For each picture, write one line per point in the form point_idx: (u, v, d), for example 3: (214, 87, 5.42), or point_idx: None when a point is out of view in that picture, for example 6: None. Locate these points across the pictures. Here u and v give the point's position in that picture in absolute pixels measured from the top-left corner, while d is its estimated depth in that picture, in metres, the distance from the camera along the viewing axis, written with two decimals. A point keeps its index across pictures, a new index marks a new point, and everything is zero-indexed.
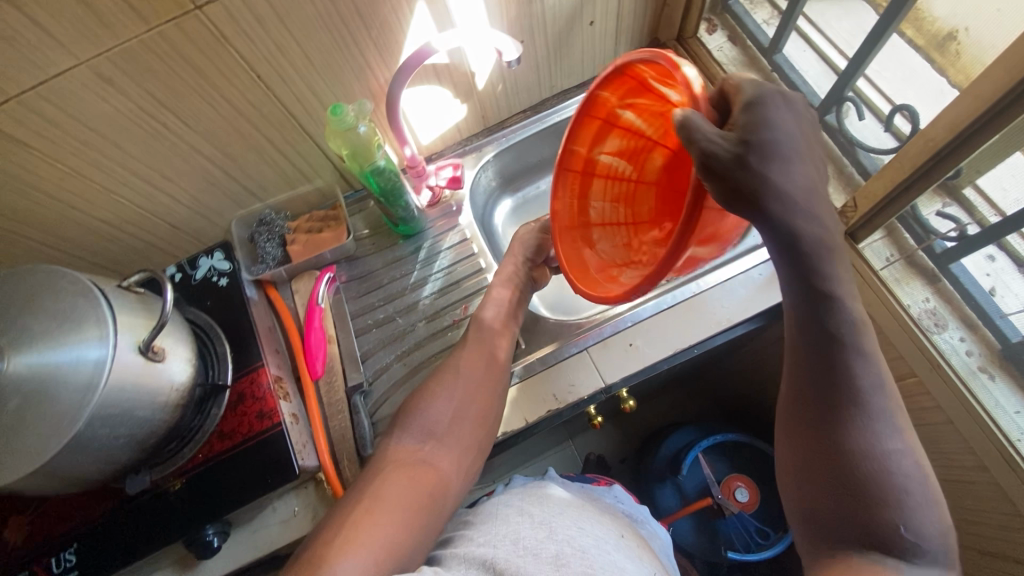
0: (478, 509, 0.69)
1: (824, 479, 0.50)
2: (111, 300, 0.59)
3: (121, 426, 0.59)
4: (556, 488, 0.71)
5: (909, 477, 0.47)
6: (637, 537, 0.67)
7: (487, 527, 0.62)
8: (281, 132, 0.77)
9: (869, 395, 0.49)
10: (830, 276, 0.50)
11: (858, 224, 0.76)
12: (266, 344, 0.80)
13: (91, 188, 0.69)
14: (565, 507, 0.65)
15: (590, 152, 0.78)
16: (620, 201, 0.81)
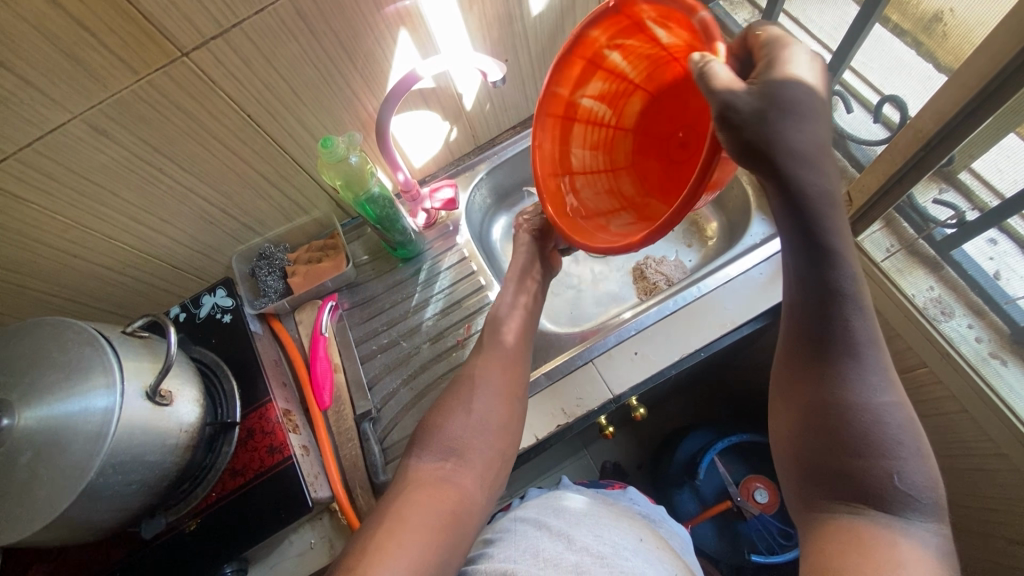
0: (496, 527, 0.68)
1: (813, 432, 0.50)
2: (118, 348, 0.60)
3: (133, 472, 0.59)
4: (571, 496, 0.71)
5: (900, 428, 0.47)
6: (657, 537, 0.66)
7: (506, 545, 0.61)
8: (275, 167, 0.78)
9: (863, 347, 0.49)
10: (843, 267, 0.49)
11: (854, 218, 0.77)
12: (273, 377, 0.80)
13: (92, 236, 0.70)
14: (580, 515, 0.64)
15: (572, 95, 0.73)
16: (598, 145, 0.79)
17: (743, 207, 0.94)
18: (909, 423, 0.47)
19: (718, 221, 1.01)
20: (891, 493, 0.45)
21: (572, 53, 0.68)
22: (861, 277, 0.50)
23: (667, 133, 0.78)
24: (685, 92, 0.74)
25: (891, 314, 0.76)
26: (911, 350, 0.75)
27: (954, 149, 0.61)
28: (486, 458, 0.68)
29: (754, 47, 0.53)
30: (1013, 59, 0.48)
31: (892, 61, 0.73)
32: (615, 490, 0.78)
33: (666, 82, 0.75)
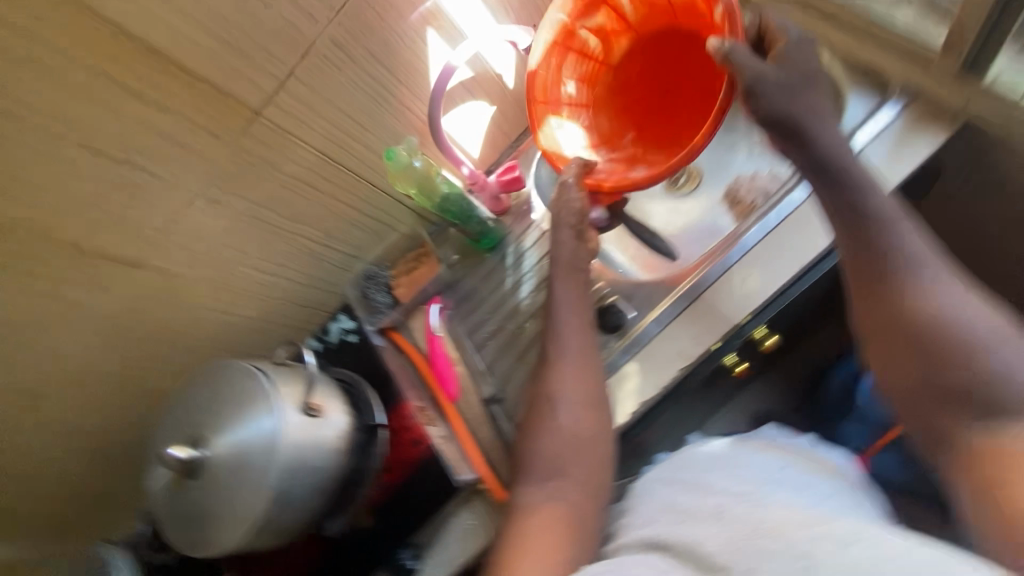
0: (630, 493, 0.68)
1: (902, 348, 0.54)
2: (271, 375, 0.69)
3: (301, 476, 0.67)
4: (700, 444, 0.68)
5: (978, 318, 0.52)
6: (806, 462, 0.62)
7: (641, 508, 0.60)
8: (356, 194, 0.85)
9: (915, 258, 0.56)
10: (865, 198, 0.60)
11: (975, 54, 0.65)
12: (403, 380, 0.88)
13: (231, 292, 0.82)
14: (710, 461, 0.62)
15: (573, 23, 0.78)
16: (586, 79, 0.83)
17: None
18: (987, 316, 0.52)
19: None
20: (1000, 378, 0.49)
21: None
22: (884, 198, 0.60)
23: (642, 79, 0.83)
24: (670, 45, 0.80)
25: None
26: None
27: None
28: (591, 437, 0.70)
29: (762, 36, 0.68)
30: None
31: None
32: (751, 431, 0.73)
33: (655, 31, 0.81)
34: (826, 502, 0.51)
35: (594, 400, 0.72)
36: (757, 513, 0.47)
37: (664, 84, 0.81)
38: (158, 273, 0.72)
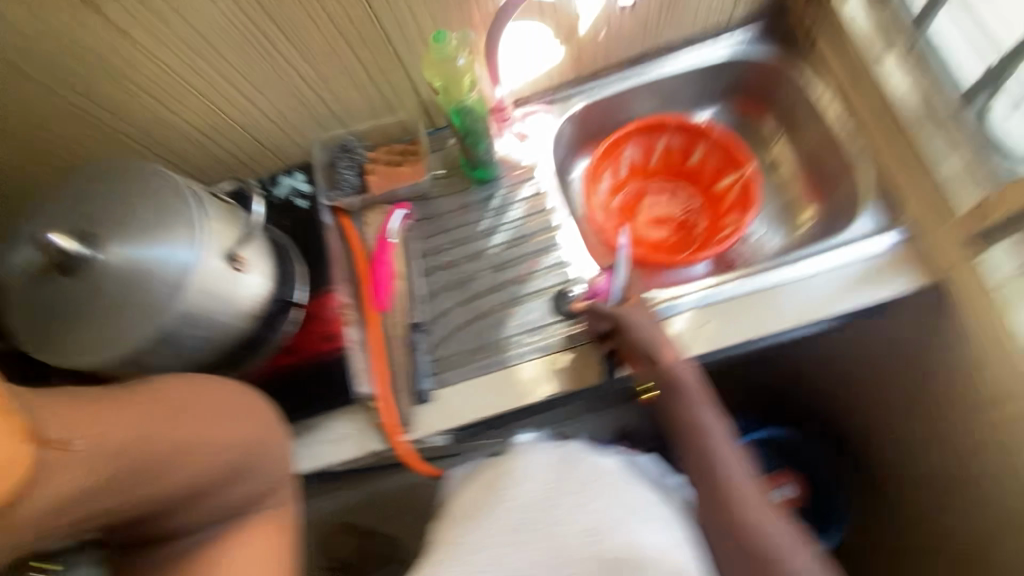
0: (497, 467, 0.75)
1: (710, 503, 0.67)
2: (206, 206, 0.62)
3: (201, 325, 0.61)
4: (565, 442, 0.78)
5: (749, 498, 0.66)
6: (669, 500, 0.74)
7: (513, 491, 0.71)
8: (373, 55, 0.76)
9: (717, 444, 0.69)
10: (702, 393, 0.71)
11: (986, 228, 0.67)
12: (337, 269, 0.80)
13: (161, 72, 0.69)
14: (570, 480, 0.71)
15: (639, 128, 0.93)
16: (632, 168, 0.98)
17: (848, 200, 0.86)
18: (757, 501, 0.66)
19: (818, 212, 0.93)
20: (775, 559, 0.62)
21: (651, 125, 0.93)
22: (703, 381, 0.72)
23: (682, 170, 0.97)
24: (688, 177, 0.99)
25: (999, 340, 0.69)
26: (1012, 383, 0.69)
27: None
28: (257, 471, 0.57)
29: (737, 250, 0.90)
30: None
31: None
32: (629, 453, 0.83)
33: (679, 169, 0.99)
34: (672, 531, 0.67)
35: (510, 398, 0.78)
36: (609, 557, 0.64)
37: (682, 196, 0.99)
38: (100, 18, 0.62)
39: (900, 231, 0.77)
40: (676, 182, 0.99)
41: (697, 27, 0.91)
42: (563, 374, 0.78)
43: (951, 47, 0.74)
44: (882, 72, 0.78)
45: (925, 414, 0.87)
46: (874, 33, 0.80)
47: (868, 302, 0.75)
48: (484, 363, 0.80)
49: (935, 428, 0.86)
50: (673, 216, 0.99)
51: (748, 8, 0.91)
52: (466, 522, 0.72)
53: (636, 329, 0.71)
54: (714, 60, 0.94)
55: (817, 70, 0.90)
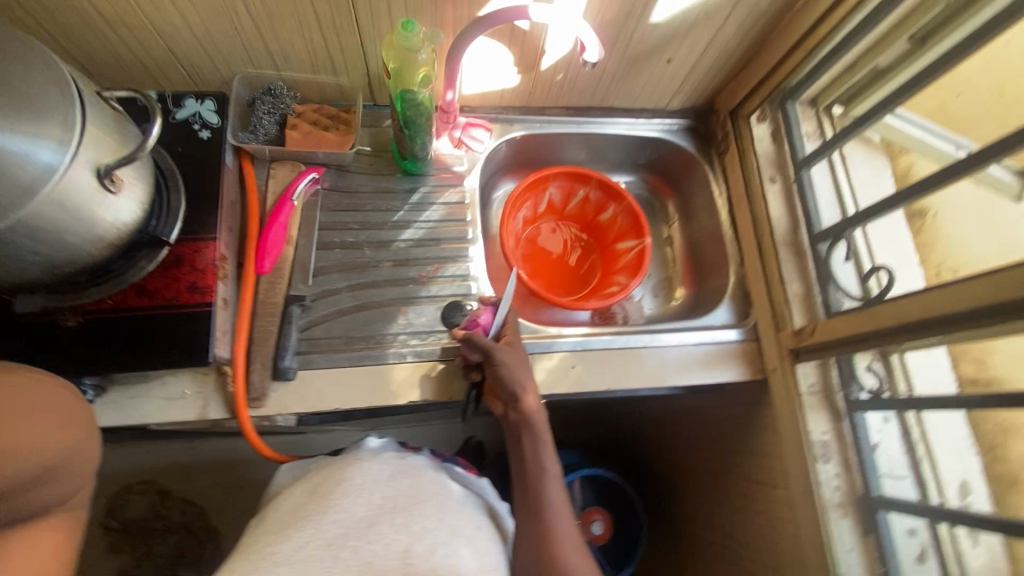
0: (337, 476, 0.73)
1: (531, 539, 0.73)
2: (87, 107, 0.53)
3: (44, 243, 0.52)
4: (409, 454, 0.82)
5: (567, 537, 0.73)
6: (491, 526, 0.79)
7: (346, 501, 0.69)
8: (332, 14, 0.71)
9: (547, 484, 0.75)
10: (544, 436, 0.76)
11: (806, 347, 0.82)
12: (225, 217, 0.73)
13: None
14: (408, 491, 0.73)
15: (563, 174, 0.98)
16: (549, 206, 1.04)
17: (715, 290, 1.00)
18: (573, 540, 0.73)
19: (689, 291, 1.06)
20: None
21: (575, 175, 0.99)
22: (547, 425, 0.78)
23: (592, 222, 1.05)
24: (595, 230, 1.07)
25: (789, 437, 0.85)
26: (783, 472, 0.86)
27: (972, 411, 0.75)
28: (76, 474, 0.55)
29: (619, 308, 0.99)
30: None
31: (949, 237, 0.79)
32: (467, 476, 0.88)
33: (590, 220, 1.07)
34: (489, 560, 0.69)
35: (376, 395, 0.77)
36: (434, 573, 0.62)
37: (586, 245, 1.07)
38: None
39: (743, 329, 0.91)
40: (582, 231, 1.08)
41: (641, 101, 0.99)
42: (439, 380, 0.79)
43: (819, 192, 0.90)
44: (768, 196, 0.92)
45: (720, 480, 1.04)
46: (772, 162, 0.95)
47: (706, 381, 0.88)
48: (360, 354, 0.78)
49: (719, 493, 1.04)
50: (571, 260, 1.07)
51: (686, 99, 1.01)
52: (285, 526, 0.67)
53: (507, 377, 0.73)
54: (646, 134, 1.03)
55: (719, 172, 1.02)
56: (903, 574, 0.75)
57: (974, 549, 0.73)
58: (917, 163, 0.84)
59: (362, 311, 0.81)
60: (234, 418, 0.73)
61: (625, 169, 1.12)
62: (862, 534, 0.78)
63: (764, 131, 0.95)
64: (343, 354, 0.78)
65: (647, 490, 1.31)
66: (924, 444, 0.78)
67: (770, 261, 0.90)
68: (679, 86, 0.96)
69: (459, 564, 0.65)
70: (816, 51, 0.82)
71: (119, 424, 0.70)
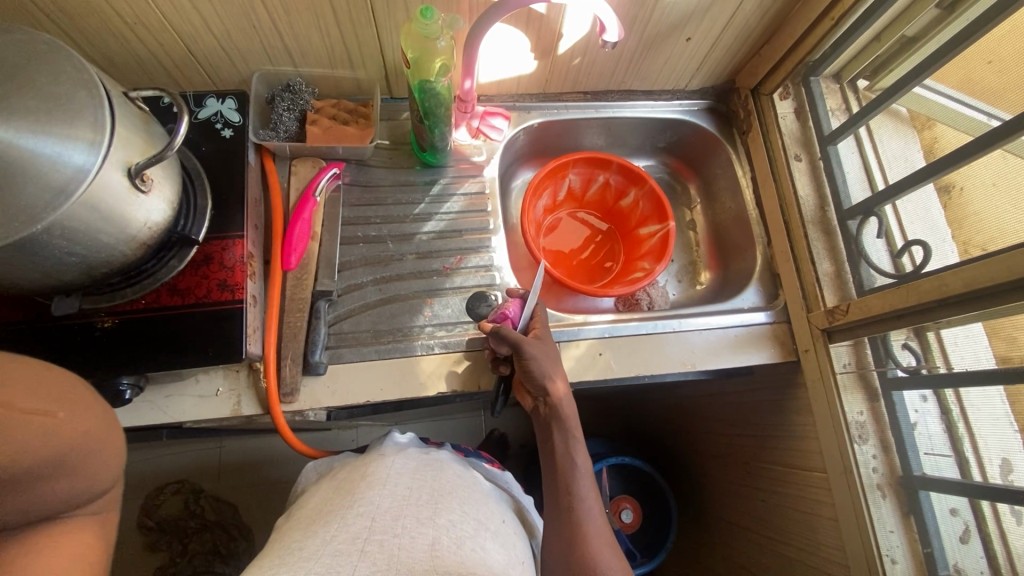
0: (362, 471, 0.74)
1: (559, 538, 0.69)
2: (115, 108, 0.53)
3: (79, 244, 0.53)
4: (433, 449, 0.83)
5: (598, 535, 0.69)
6: (517, 522, 0.79)
7: (372, 492, 0.69)
8: (349, 6, 0.70)
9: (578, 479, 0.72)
10: (573, 429, 0.74)
11: (837, 327, 0.81)
12: (250, 216, 0.74)
13: None
14: (434, 483, 0.73)
15: (583, 162, 0.97)
16: (568, 194, 1.03)
17: (742, 273, 0.98)
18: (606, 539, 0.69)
19: (714, 274, 1.05)
20: None
21: (595, 161, 0.97)
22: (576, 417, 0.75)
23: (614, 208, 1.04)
24: (616, 216, 1.06)
25: (823, 418, 0.83)
26: (819, 455, 0.85)
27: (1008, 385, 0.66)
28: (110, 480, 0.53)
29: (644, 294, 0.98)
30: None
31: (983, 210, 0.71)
32: (492, 472, 0.88)
33: (610, 207, 1.06)
34: (513, 557, 0.69)
35: (405, 388, 0.77)
36: (461, 564, 0.61)
37: (608, 232, 1.07)
38: None
39: (772, 311, 0.90)
40: (603, 216, 1.07)
41: (659, 82, 0.98)
42: (469, 370, 0.79)
43: (847, 169, 0.88)
44: (794, 174, 0.90)
45: (750, 465, 1.03)
46: (796, 140, 0.93)
47: (736, 365, 0.86)
48: (388, 347, 0.78)
49: (751, 479, 1.03)
50: (594, 246, 1.07)
51: (706, 79, 0.99)
52: (317, 521, 0.67)
53: (537, 369, 0.71)
54: (665, 117, 1.02)
55: (742, 152, 1.00)
56: (946, 555, 0.73)
57: (1019, 529, 0.66)
58: (945, 135, 0.77)
59: (388, 304, 0.81)
60: (267, 414, 0.73)
61: (644, 153, 1.11)
62: (902, 516, 0.77)
63: (788, 108, 0.94)
64: (371, 348, 0.78)
65: (675, 478, 1.30)
66: (964, 421, 0.73)
67: (798, 240, 0.89)
68: (699, 64, 0.94)
69: (486, 555, 0.65)
70: (842, 21, 0.80)
71: (155, 422, 0.71)
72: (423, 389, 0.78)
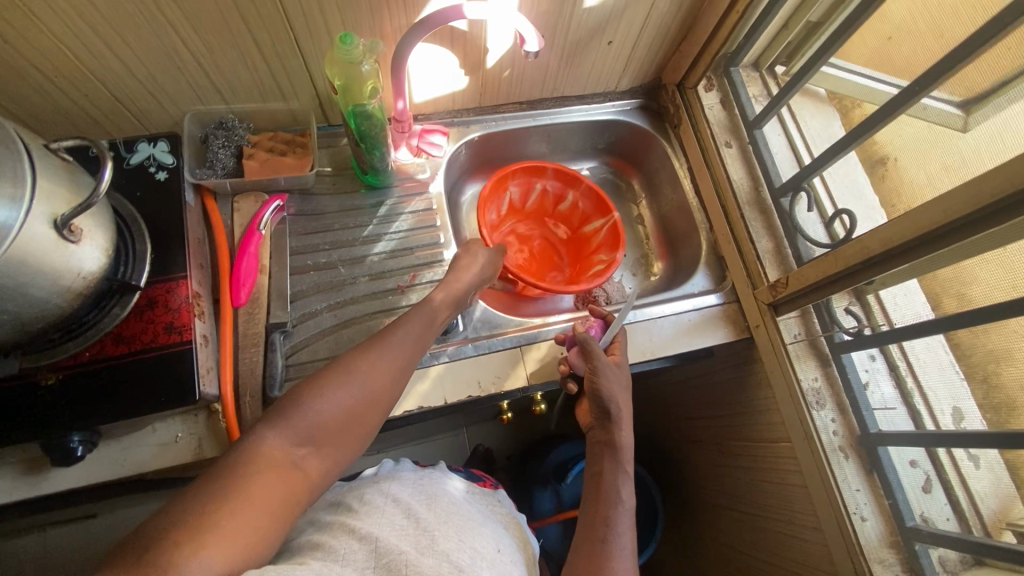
0: (361, 497, 0.74)
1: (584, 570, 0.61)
2: (35, 162, 0.52)
3: (10, 301, 0.52)
4: (431, 474, 0.82)
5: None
6: (515, 555, 0.76)
7: (370, 521, 0.68)
8: (273, 40, 0.72)
9: (620, 514, 0.67)
10: (625, 461, 0.73)
11: (782, 299, 0.84)
12: (193, 256, 0.73)
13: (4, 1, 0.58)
14: (431, 509, 0.72)
15: (519, 172, 0.99)
16: (511, 208, 1.05)
17: (690, 259, 1.01)
18: None
19: (666, 263, 1.08)
20: None
21: (531, 169, 0.99)
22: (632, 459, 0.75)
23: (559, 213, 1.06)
24: (559, 221, 1.09)
25: (781, 390, 0.86)
26: (783, 426, 0.87)
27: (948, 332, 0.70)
28: (388, 401, 0.65)
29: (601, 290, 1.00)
30: (978, 211, 0.55)
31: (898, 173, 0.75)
32: (488, 492, 0.88)
33: (552, 214, 1.08)
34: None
35: None
36: None
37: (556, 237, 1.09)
38: None
39: (722, 292, 0.93)
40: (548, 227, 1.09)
41: (590, 86, 1.01)
42: (434, 384, 0.79)
43: (774, 149, 0.93)
44: (726, 160, 0.94)
45: (723, 445, 1.05)
46: (724, 127, 0.97)
47: (695, 348, 0.89)
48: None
49: (726, 458, 1.05)
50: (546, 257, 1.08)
51: (634, 78, 1.03)
52: (295, 555, 0.66)
53: (606, 390, 0.74)
54: (600, 118, 1.05)
55: (676, 144, 1.04)
56: (911, 505, 0.76)
57: (977, 472, 0.71)
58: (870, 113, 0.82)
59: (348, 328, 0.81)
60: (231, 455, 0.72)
61: (586, 155, 1.14)
62: (866, 474, 0.80)
63: (714, 98, 0.98)
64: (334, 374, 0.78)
65: (657, 469, 1.32)
66: (912, 376, 0.78)
67: (737, 222, 0.92)
68: (625, 65, 0.98)
69: None
70: (748, 13, 0.84)
71: (112, 477, 0.69)
72: (389, 408, 0.78)
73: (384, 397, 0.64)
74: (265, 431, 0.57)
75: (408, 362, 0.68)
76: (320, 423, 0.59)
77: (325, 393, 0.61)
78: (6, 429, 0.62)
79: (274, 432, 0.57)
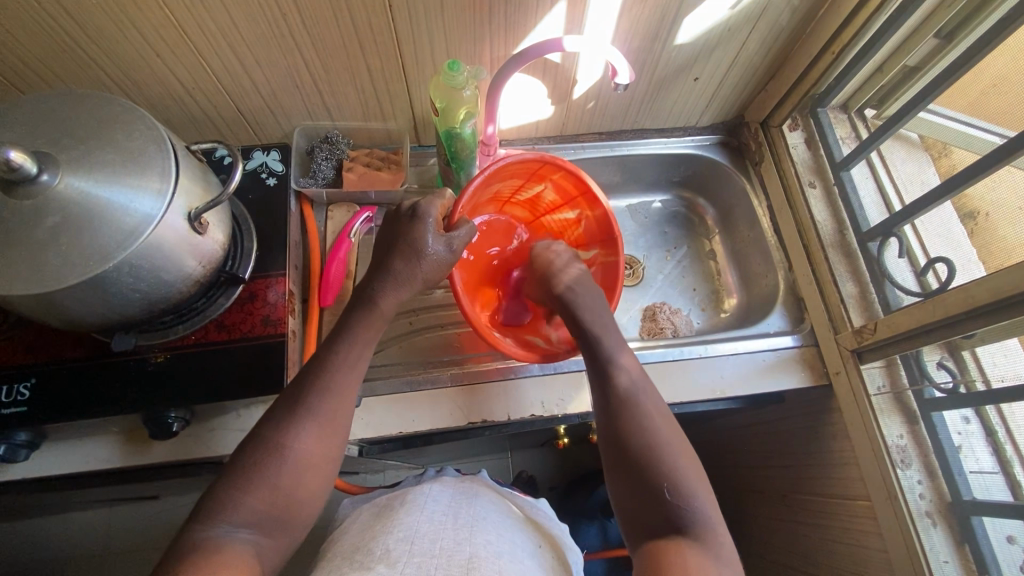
0: (405, 499, 0.76)
1: (619, 461, 0.62)
2: (179, 161, 0.59)
3: (143, 282, 0.58)
4: (466, 479, 0.85)
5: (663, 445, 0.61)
6: (553, 551, 0.77)
7: (410, 518, 0.70)
8: (382, 64, 0.78)
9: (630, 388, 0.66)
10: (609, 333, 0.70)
11: (867, 346, 0.80)
12: (291, 257, 0.79)
13: (165, 23, 0.66)
14: (467, 508, 0.73)
15: (565, 188, 0.84)
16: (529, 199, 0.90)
17: (765, 299, 0.99)
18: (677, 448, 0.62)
19: (737, 301, 1.05)
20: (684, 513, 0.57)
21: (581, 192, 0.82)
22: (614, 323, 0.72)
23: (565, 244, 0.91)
24: None
25: (861, 442, 0.81)
26: (861, 482, 0.82)
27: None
28: (332, 460, 0.59)
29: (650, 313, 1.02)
30: None
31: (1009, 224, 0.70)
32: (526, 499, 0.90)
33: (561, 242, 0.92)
34: None
35: (437, 420, 0.79)
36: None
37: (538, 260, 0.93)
38: None
39: (799, 335, 0.90)
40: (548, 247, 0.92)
41: (671, 120, 1.03)
42: (499, 400, 0.80)
43: (861, 191, 0.90)
44: (809, 201, 0.93)
45: (789, 497, 1.00)
46: (808, 168, 0.96)
47: (767, 390, 0.85)
48: (419, 378, 0.81)
49: (794, 512, 0.99)
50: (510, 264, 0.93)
51: (716, 115, 1.04)
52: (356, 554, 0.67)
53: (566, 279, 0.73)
54: (679, 152, 1.06)
55: (756, 182, 1.03)
56: None
57: None
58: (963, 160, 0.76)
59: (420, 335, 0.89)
60: None
61: (661, 188, 1.14)
62: (957, 545, 0.73)
63: (799, 138, 0.97)
64: (405, 380, 0.81)
65: None
66: (1011, 442, 0.69)
67: (818, 263, 0.90)
68: (709, 102, 0.99)
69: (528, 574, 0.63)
70: (843, 54, 0.84)
71: (199, 455, 0.73)
72: (454, 419, 0.79)
73: (321, 461, 0.58)
74: (199, 531, 0.51)
75: (339, 414, 0.60)
76: (261, 509, 0.54)
77: (254, 481, 0.54)
78: (120, 400, 0.68)
79: (214, 529, 0.52)
